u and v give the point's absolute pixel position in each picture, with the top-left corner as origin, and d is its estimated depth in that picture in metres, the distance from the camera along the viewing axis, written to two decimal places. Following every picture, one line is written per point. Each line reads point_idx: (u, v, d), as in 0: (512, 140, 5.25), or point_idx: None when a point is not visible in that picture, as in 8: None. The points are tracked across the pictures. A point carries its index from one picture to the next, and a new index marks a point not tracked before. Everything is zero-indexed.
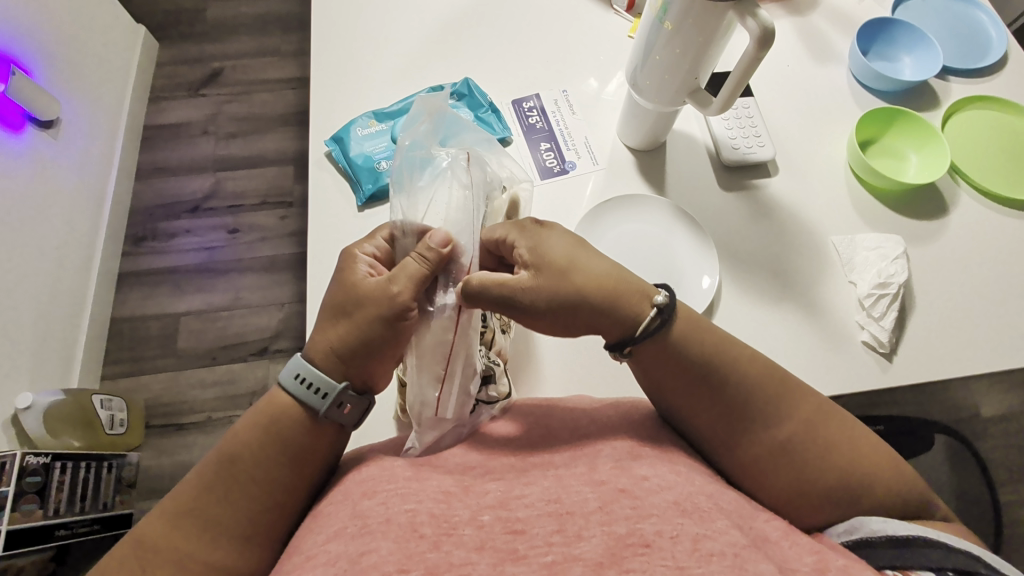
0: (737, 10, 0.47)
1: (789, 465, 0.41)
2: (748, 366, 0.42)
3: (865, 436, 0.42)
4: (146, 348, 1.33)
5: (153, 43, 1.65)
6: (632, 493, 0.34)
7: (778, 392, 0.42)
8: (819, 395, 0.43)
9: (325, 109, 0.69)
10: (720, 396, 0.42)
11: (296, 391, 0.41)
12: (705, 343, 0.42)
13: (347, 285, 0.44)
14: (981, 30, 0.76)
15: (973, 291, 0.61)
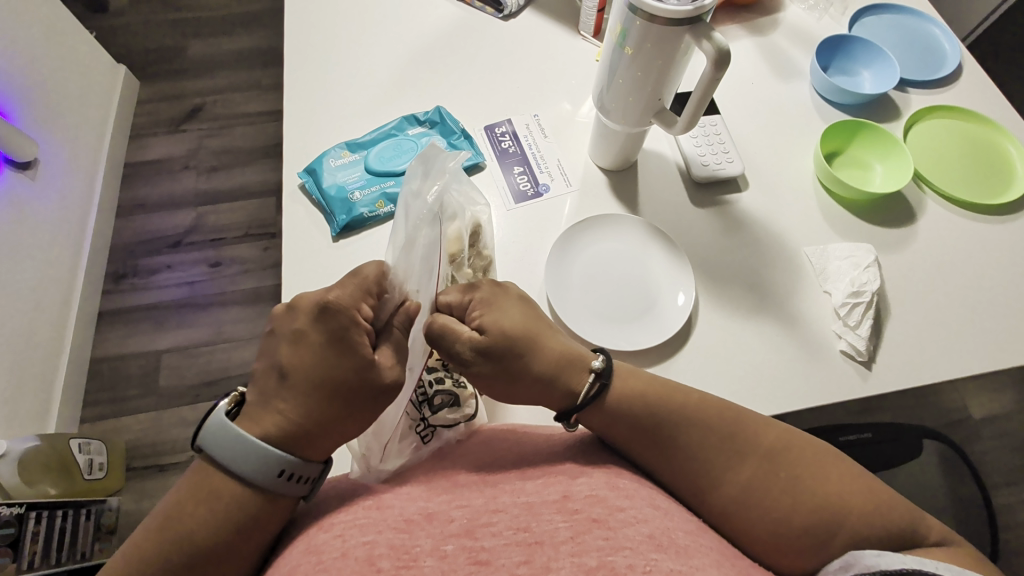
0: (693, 33, 0.49)
1: (761, 510, 0.40)
2: (698, 411, 0.44)
3: (828, 462, 0.42)
4: (127, 387, 1.30)
5: (134, 82, 1.66)
6: (604, 523, 0.33)
7: (733, 431, 0.43)
8: (777, 428, 0.43)
9: (298, 140, 0.69)
10: (677, 443, 0.43)
11: (270, 484, 0.38)
12: (648, 392, 0.45)
13: (348, 371, 0.40)
14: (934, 43, 0.79)
15: (949, 299, 0.62)
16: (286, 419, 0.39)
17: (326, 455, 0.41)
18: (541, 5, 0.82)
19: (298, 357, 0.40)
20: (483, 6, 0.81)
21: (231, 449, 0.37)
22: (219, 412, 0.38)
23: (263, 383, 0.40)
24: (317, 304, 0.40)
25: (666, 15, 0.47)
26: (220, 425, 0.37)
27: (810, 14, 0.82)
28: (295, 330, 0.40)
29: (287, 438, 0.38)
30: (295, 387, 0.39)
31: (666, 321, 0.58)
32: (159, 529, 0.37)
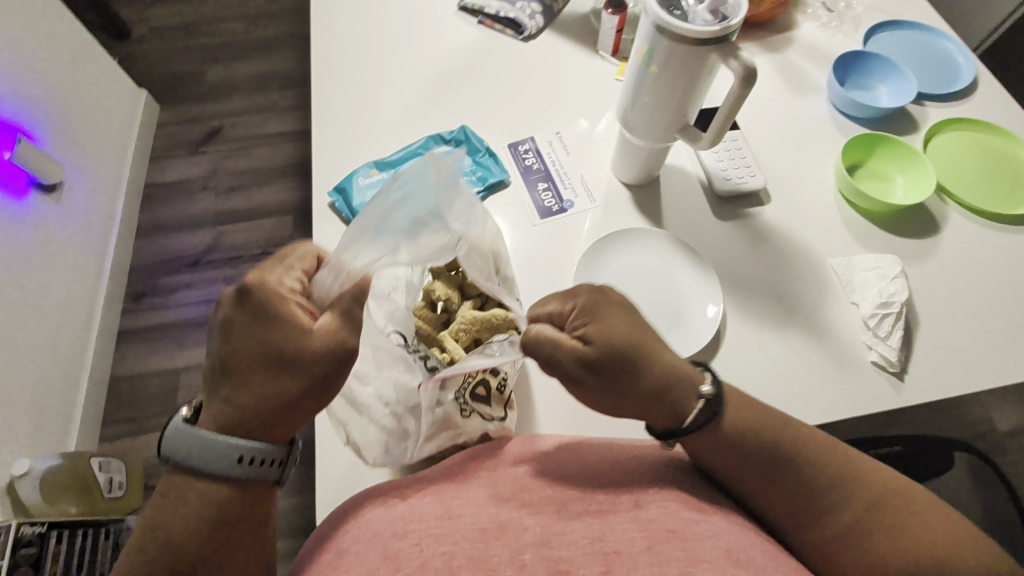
0: (719, 52, 0.50)
1: (867, 556, 0.38)
2: (805, 448, 0.41)
3: (939, 511, 0.40)
4: (146, 406, 1.31)
5: (154, 106, 1.71)
6: (681, 534, 0.34)
7: (840, 473, 0.40)
8: (883, 471, 0.41)
9: (327, 161, 0.71)
10: (788, 477, 0.40)
11: (236, 473, 0.38)
12: (755, 425, 0.42)
13: (280, 342, 0.39)
14: (949, 58, 0.81)
15: (980, 307, 0.62)
16: (231, 406, 0.39)
17: (290, 436, 0.41)
18: (559, 27, 0.85)
19: (229, 346, 0.40)
20: (503, 28, 0.84)
21: (186, 448, 0.38)
22: (176, 420, 0.39)
23: (208, 380, 0.41)
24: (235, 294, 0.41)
25: (694, 34, 0.49)
26: (171, 426, 0.38)
27: (824, 31, 0.83)
28: (222, 321, 0.41)
29: (239, 425, 0.39)
30: (231, 372, 0.39)
31: (697, 334, 0.59)
32: (139, 534, 0.36)
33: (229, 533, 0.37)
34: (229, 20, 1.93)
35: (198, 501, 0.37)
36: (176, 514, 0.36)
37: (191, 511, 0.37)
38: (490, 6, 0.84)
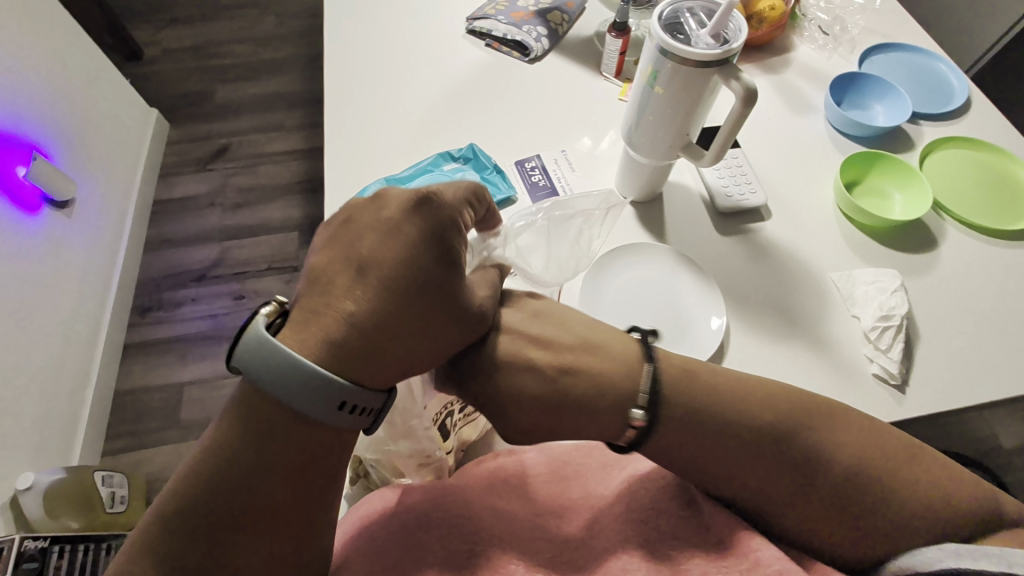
0: (721, 74, 0.52)
1: (845, 528, 0.41)
2: (763, 441, 0.43)
3: (911, 465, 0.42)
4: (149, 420, 1.31)
5: (165, 124, 1.74)
6: (670, 534, 0.41)
7: (803, 458, 0.42)
8: (853, 448, 0.42)
9: (339, 177, 0.73)
10: (753, 458, 0.42)
11: (328, 416, 0.37)
12: (709, 425, 0.43)
13: (434, 276, 0.42)
14: (942, 78, 0.83)
15: (976, 318, 0.63)
16: (353, 318, 0.39)
17: (387, 384, 0.41)
18: (564, 50, 0.88)
19: (383, 251, 0.41)
20: (509, 51, 0.87)
21: (274, 370, 0.36)
22: (257, 326, 0.37)
23: (329, 277, 0.40)
24: (418, 196, 0.43)
25: (697, 57, 0.51)
26: (262, 339, 0.36)
27: (820, 53, 0.86)
28: (385, 220, 0.42)
29: (347, 347, 0.38)
30: (374, 282, 0.40)
31: (701, 347, 0.59)
32: (197, 468, 0.36)
33: (288, 482, 0.37)
34: (240, 43, 1.98)
35: (264, 440, 0.36)
36: (242, 450, 0.36)
37: (257, 451, 0.36)
38: (497, 29, 0.86)
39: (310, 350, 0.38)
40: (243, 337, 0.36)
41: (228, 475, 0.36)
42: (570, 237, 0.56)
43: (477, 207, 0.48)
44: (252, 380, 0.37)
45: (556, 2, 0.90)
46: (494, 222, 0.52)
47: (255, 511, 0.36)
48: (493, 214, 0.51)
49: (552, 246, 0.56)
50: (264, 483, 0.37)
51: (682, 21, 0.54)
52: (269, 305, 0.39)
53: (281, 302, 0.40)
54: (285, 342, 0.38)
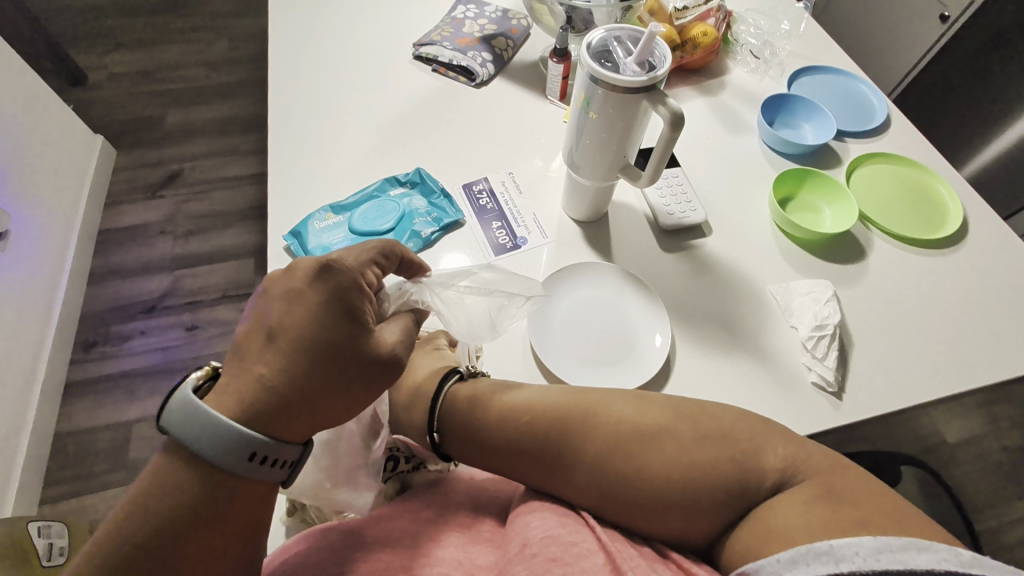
0: (649, 99, 0.54)
1: (610, 507, 0.46)
2: (523, 438, 0.49)
3: (662, 438, 0.46)
4: (92, 463, 1.23)
5: (111, 151, 1.68)
6: (562, 560, 0.38)
7: (558, 448, 0.47)
8: (605, 431, 0.47)
9: (283, 205, 0.72)
10: (529, 456, 0.48)
11: (243, 469, 0.36)
12: (489, 429, 0.51)
13: (342, 334, 0.41)
14: (863, 99, 0.89)
15: (897, 324, 0.66)
16: (266, 385, 0.38)
17: (305, 437, 0.41)
18: (510, 74, 0.89)
19: (289, 317, 0.40)
20: (456, 76, 0.88)
21: (197, 431, 0.35)
22: (185, 388, 0.37)
23: (244, 347, 0.39)
24: (318, 263, 0.42)
25: (625, 84, 0.52)
26: (189, 402, 0.36)
27: (752, 76, 0.91)
28: (289, 290, 0.41)
29: (267, 410, 0.38)
30: (283, 348, 0.39)
31: (648, 365, 0.60)
32: (112, 534, 0.33)
33: (219, 536, 0.36)
34: (191, 67, 1.94)
35: (189, 495, 0.35)
36: (165, 509, 0.34)
37: (184, 508, 0.35)
38: (443, 54, 0.87)
39: (230, 409, 0.37)
40: (168, 402, 0.36)
41: (150, 535, 0.34)
42: (493, 305, 0.55)
43: (388, 261, 0.50)
44: (180, 444, 0.36)
45: (501, 28, 0.92)
46: (420, 271, 0.55)
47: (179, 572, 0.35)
48: (420, 266, 0.55)
49: (475, 302, 0.54)
50: (196, 541, 0.35)
51: (612, 49, 0.56)
52: (199, 370, 0.39)
53: (213, 367, 0.40)
54: (210, 403, 0.37)
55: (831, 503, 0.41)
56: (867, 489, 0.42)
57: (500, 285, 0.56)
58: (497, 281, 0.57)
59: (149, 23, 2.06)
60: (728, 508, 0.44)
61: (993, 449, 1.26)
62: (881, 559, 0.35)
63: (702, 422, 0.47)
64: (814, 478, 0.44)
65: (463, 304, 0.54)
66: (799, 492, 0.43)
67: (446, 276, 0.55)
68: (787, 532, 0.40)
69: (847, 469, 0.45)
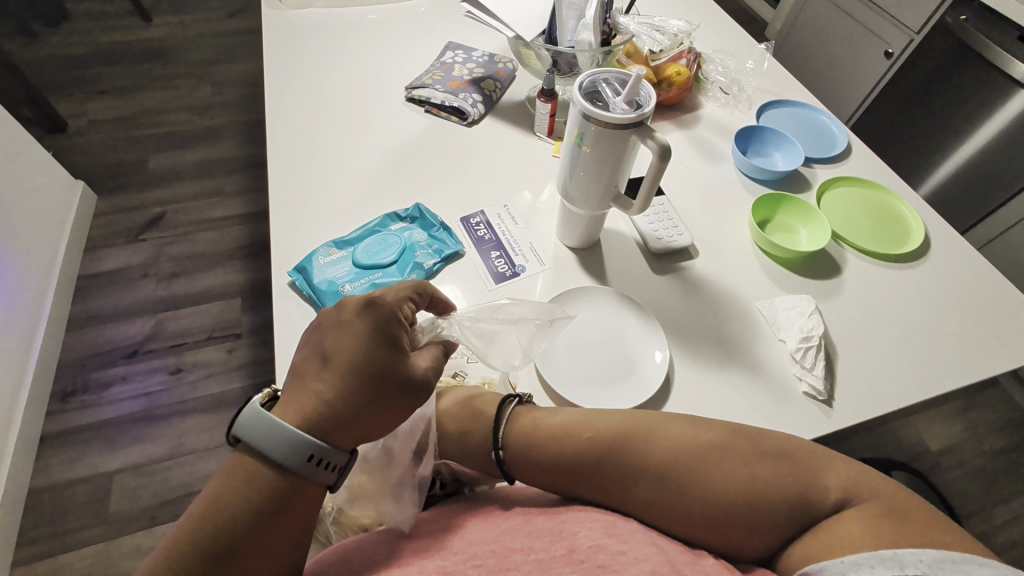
0: (638, 133, 0.58)
1: (671, 520, 0.48)
2: (585, 454, 0.51)
3: (722, 457, 0.48)
4: (70, 519, 1.17)
5: (92, 197, 1.68)
6: (609, 567, 0.38)
7: (619, 466, 0.50)
8: (664, 449, 0.49)
9: (285, 242, 0.73)
10: (590, 472, 0.51)
11: (303, 470, 0.40)
12: (546, 447, 0.53)
13: (385, 356, 0.45)
14: (826, 128, 0.96)
15: (896, 335, 0.71)
16: (323, 400, 0.42)
17: (353, 445, 0.44)
18: (499, 113, 0.95)
19: (340, 342, 0.44)
20: (448, 116, 0.92)
21: (266, 436, 0.39)
22: (253, 404, 0.41)
23: (303, 370, 0.44)
24: (364, 297, 0.46)
25: (615, 121, 0.57)
26: (258, 413, 0.40)
27: (724, 110, 0.98)
28: (341, 320, 0.45)
29: (324, 422, 0.42)
30: (335, 370, 0.43)
31: (648, 382, 0.63)
32: (194, 534, 0.36)
33: (282, 533, 0.39)
34: (173, 112, 1.97)
35: (257, 495, 0.39)
36: (240, 509, 0.38)
37: (255, 508, 0.38)
38: (435, 96, 0.92)
39: (292, 419, 0.41)
40: (238, 416, 0.40)
41: (227, 531, 0.37)
42: (522, 335, 0.57)
43: (422, 298, 0.53)
44: (251, 450, 0.40)
45: (488, 71, 0.98)
46: (449, 309, 0.57)
47: (254, 565, 0.38)
48: (451, 303, 0.57)
49: (505, 334, 0.57)
50: (256, 542, 0.38)
51: (601, 89, 0.61)
52: (260, 392, 0.44)
53: (272, 390, 0.44)
54: (276, 414, 0.41)
55: (894, 521, 0.42)
56: (929, 512, 0.44)
57: (525, 310, 0.58)
58: (523, 307, 0.58)
59: (129, 70, 2.09)
60: (790, 522, 0.45)
61: (974, 454, 1.31)
62: (945, 567, 0.37)
63: (760, 441, 0.49)
64: (875, 498, 0.45)
65: (495, 337, 0.57)
66: (858, 510, 0.44)
67: (475, 312, 0.58)
68: (852, 543, 0.41)
69: (902, 489, 0.46)
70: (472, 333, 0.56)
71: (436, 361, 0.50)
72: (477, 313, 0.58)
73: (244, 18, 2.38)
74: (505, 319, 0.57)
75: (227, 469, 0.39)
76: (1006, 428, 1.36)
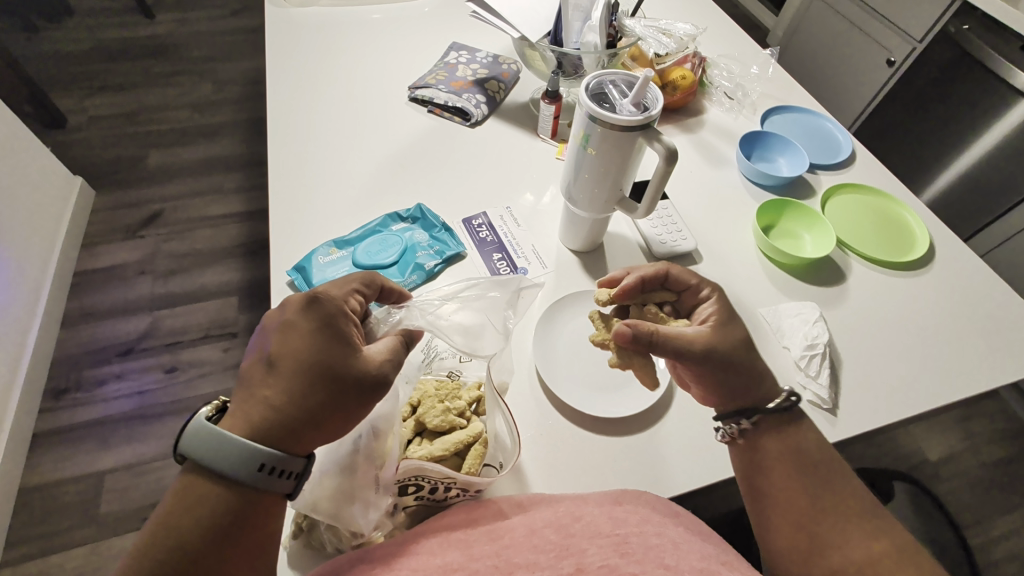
0: (644, 135, 0.58)
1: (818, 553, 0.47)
2: (823, 492, 0.49)
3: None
4: (60, 519, 1.16)
5: (90, 192, 1.66)
6: None
7: (834, 518, 0.48)
8: (886, 546, 0.46)
9: (283, 241, 0.72)
10: (807, 497, 0.49)
11: (254, 480, 0.39)
12: (801, 447, 0.51)
13: (333, 354, 0.43)
14: (830, 134, 0.96)
15: (908, 348, 0.70)
16: (271, 406, 0.41)
17: (310, 450, 0.42)
18: (502, 115, 0.94)
19: (285, 345, 0.43)
20: (451, 116, 0.92)
21: (212, 449, 0.38)
22: (200, 417, 0.40)
23: (250, 377, 0.43)
24: (306, 296, 0.45)
25: (620, 123, 0.56)
26: (204, 426, 0.39)
27: (728, 115, 0.98)
28: (284, 322, 0.44)
29: (274, 430, 0.40)
30: (281, 373, 0.42)
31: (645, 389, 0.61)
32: (142, 559, 0.36)
33: (238, 550, 0.38)
34: (174, 108, 1.96)
35: (208, 512, 0.38)
36: (191, 528, 0.37)
37: (209, 524, 0.37)
38: (438, 97, 0.91)
39: (240, 429, 0.40)
40: (185, 430, 0.39)
41: (181, 551, 0.36)
42: (492, 314, 0.55)
43: (371, 290, 0.52)
44: (200, 465, 0.38)
45: (492, 72, 0.98)
46: (403, 298, 0.56)
47: None
48: (403, 291, 0.56)
49: (476, 315, 0.54)
50: (212, 560, 0.37)
51: (607, 91, 0.60)
52: (208, 405, 0.42)
53: (221, 400, 0.43)
54: (225, 426, 0.40)
55: None
56: None
57: (487, 288, 0.56)
58: (482, 286, 0.57)
59: (132, 66, 2.08)
60: None
61: (973, 464, 1.31)
62: None
63: None
64: None
65: (466, 322, 0.53)
66: None
67: (435, 301, 0.55)
68: None
69: None
70: (441, 321, 0.52)
71: (395, 349, 0.47)
72: (438, 303, 0.54)
73: (248, 17, 2.38)
74: (466, 301, 0.55)
75: (176, 487, 0.38)
76: (1005, 439, 1.35)
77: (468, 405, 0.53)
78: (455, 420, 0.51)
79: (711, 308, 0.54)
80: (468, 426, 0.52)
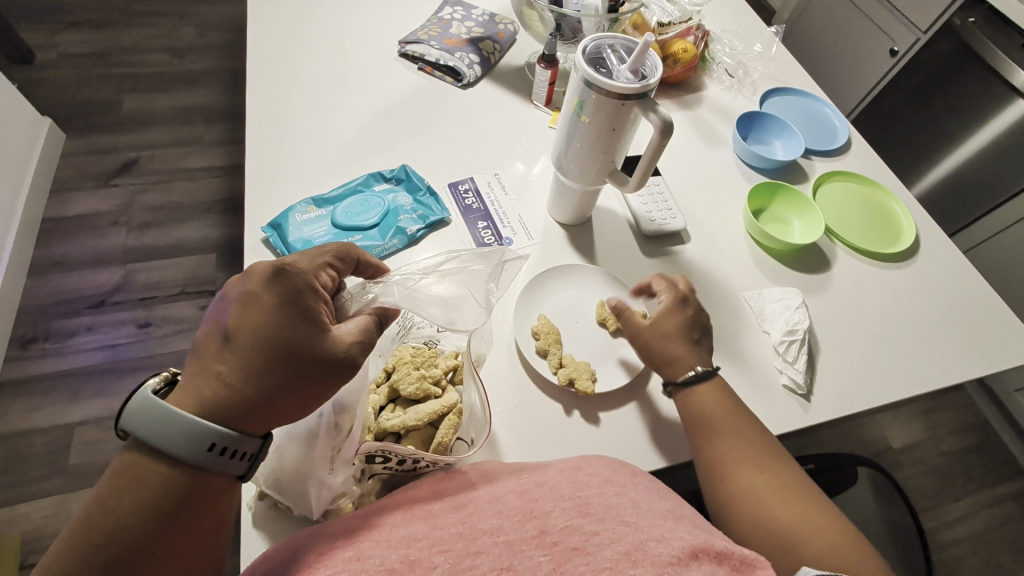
0: (641, 106, 0.55)
1: (747, 495, 0.50)
2: (714, 419, 0.54)
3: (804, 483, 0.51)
4: (29, 469, 1.14)
5: (60, 135, 1.58)
6: (583, 550, 0.35)
7: (722, 438, 0.53)
8: (768, 456, 0.52)
9: (259, 197, 0.69)
10: (700, 424, 0.54)
11: (204, 460, 0.37)
12: (703, 401, 0.55)
13: (297, 332, 0.41)
14: (828, 119, 0.94)
15: (884, 337, 0.70)
16: (225, 382, 0.39)
17: (266, 430, 0.41)
18: (496, 77, 0.90)
19: (244, 319, 0.41)
20: (442, 75, 0.88)
21: (157, 427, 0.37)
22: (145, 391, 0.38)
23: (204, 349, 0.41)
24: (273, 268, 0.43)
25: (617, 90, 0.53)
26: (149, 402, 0.37)
27: (728, 93, 0.95)
28: (247, 294, 0.42)
29: (227, 407, 0.39)
30: (239, 349, 0.40)
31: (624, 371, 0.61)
32: (78, 542, 0.34)
33: (188, 533, 0.37)
34: (150, 52, 1.85)
35: (153, 492, 0.36)
36: (132, 510, 0.35)
37: (153, 506, 0.36)
38: (430, 54, 0.87)
39: (190, 406, 0.38)
40: (127, 405, 0.37)
41: (121, 533, 0.35)
42: (472, 289, 0.53)
43: (344, 263, 0.50)
44: (144, 443, 0.37)
45: (487, 31, 0.93)
46: (377, 272, 0.55)
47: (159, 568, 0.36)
48: (378, 265, 0.55)
49: (457, 289, 0.52)
50: (157, 542, 0.35)
51: (606, 56, 0.58)
52: (156, 376, 0.41)
53: (170, 373, 0.41)
54: (173, 402, 0.39)
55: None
56: None
57: (464, 262, 0.55)
58: (461, 260, 0.55)
59: (105, 3, 1.96)
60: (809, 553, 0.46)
61: (933, 453, 1.36)
62: None
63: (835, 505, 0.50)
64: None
65: (443, 296, 0.51)
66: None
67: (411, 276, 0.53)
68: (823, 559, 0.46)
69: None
70: (417, 292, 0.50)
71: (363, 331, 0.46)
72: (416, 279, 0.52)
73: None
74: (445, 275, 0.53)
75: (118, 464, 0.37)
76: (967, 430, 1.40)
77: (444, 374, 0.52)
78: (430, 388, 0.50)
79: (665, 297, 0.60)
80: (442, 396, 0.50)
